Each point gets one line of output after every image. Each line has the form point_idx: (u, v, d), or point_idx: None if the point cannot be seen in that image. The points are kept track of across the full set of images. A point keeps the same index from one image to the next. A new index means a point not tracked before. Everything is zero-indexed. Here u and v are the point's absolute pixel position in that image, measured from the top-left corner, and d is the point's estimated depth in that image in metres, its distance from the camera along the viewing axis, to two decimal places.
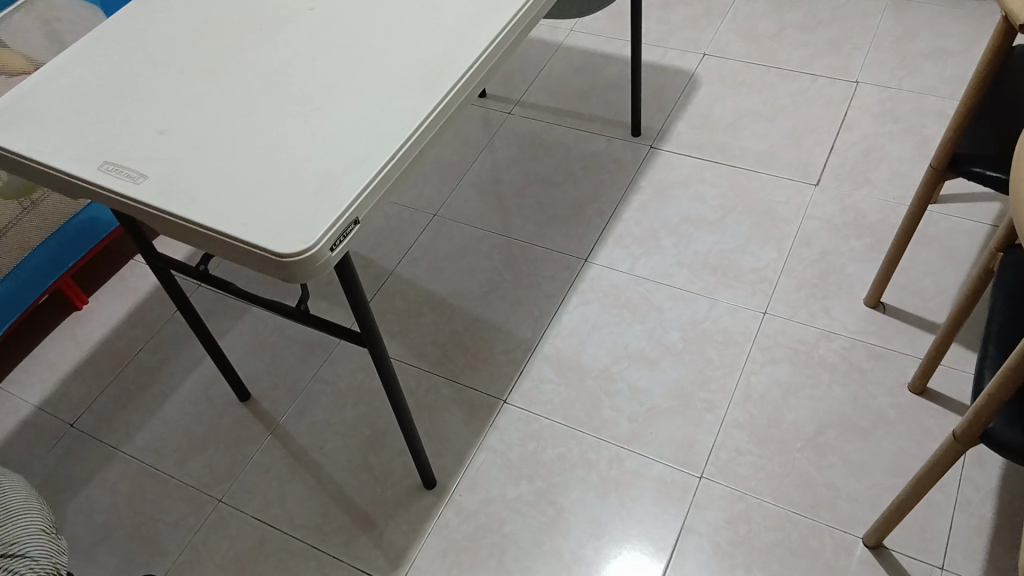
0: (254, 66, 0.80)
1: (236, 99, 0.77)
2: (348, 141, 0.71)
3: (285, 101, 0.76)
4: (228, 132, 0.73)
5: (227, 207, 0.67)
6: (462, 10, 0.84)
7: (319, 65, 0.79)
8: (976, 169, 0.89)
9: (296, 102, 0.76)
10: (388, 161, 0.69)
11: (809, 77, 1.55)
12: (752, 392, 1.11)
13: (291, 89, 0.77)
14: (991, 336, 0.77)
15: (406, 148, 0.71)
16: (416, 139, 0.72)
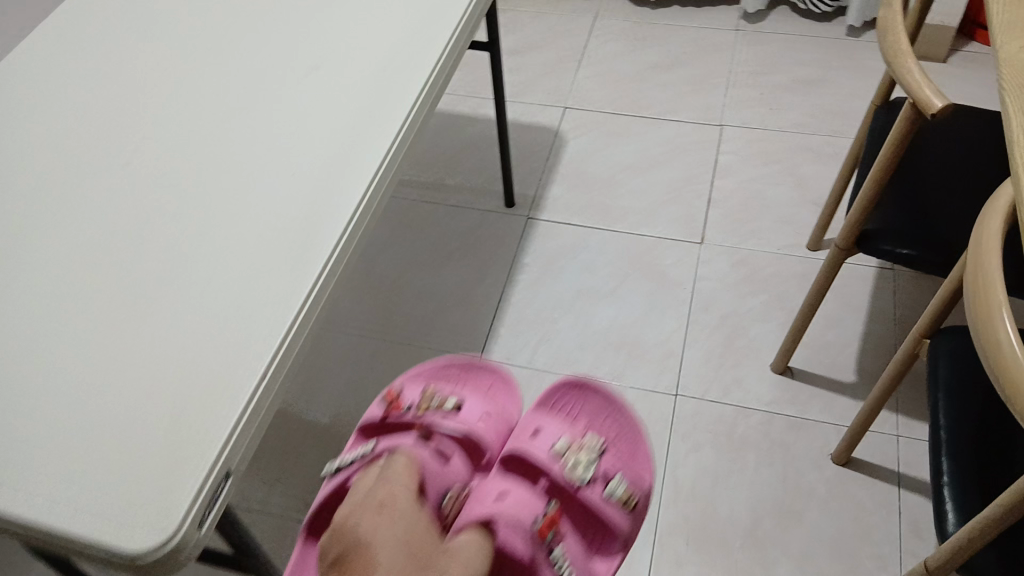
0: (72, 256, 0.65)
1: (55, 309, 0.62)
2: (205, 360, 0.58)
3: (120, 306, 0.62)
4: (50, 361, 0.59)
5: (54, 491, 0.52)
6: (323, 152, 0.71)
7: (154, 248, 0.65)
8: (886, 247, 0.85)
9: (131, 305, 0.62)
10: (259, 382, 0.57)
11: (675, 122, 1.51)
12: (680, 489, 1.04)
13: (124, 287, 0.63)
14: (941, 445, 0.71)
15: (279, 359, 0.58)
16: (291, 342, 0.60)
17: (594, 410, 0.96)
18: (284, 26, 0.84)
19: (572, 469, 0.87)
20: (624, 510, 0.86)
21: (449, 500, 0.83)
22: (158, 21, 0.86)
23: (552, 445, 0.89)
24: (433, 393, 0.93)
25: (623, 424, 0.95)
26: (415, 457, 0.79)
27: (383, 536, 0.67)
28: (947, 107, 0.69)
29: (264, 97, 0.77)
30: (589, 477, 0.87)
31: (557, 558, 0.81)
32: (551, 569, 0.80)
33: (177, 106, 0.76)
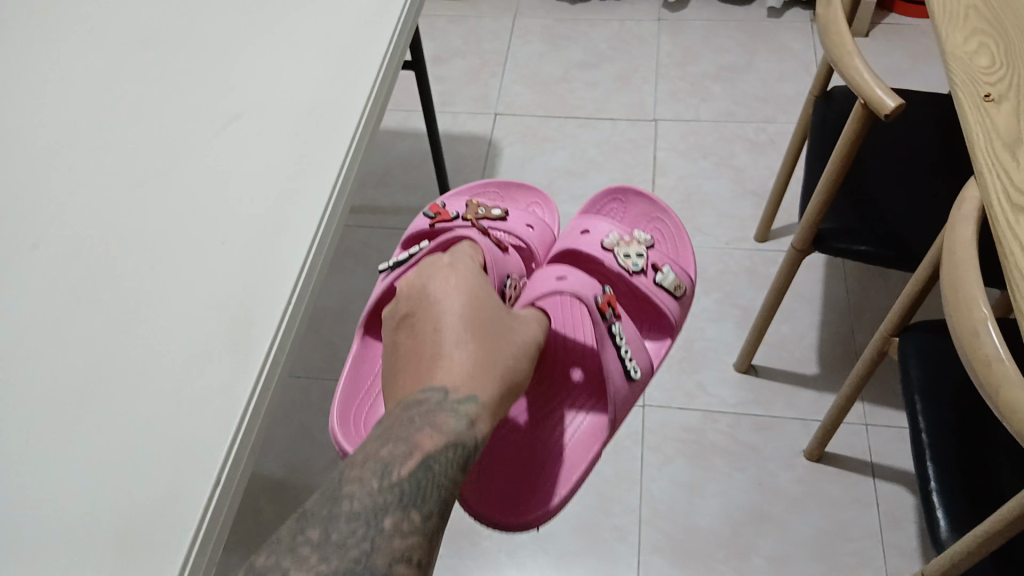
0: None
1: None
2: (145, 473, 0.51)
3: (35, 418, 0.54)
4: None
5: None
6: (253, 213, 0.65)
7: (70, 344, 0.58)
8: (845, 245, 0.84)
9: (51, 415, 0.54)
10: (213, 489, 0.51)
11: (608, 120, 1.48)
12: (657, 505, 1.02)
13: (40, 394, 0.55)
14: (924, 451, 0.70)
15: (232, 459, 0.52)
16: (244, 435, 0.53)
17: (639, 215, 1.00)
18: (193, 73, 0.76)
19: (625, 258, 0.87)
20: (675, 296, 0.88)
21: (510, 286, 0.85)
22: (48, 75, 0.78)
23: (604, 239, 0.88)
24: (477, 204, 0.93)
25: (667, 226, 0.98)
26: (475, 248, 0.82)
27: (450, 300, 0.67)
28: (899, 107, 0.67)
29: (181, 157, 0.70)
30: (641, 264, 0.87)
31: (616, 334, 0.79)
32: (612, 347, 0.78)
33: (81, 175, 0.69)
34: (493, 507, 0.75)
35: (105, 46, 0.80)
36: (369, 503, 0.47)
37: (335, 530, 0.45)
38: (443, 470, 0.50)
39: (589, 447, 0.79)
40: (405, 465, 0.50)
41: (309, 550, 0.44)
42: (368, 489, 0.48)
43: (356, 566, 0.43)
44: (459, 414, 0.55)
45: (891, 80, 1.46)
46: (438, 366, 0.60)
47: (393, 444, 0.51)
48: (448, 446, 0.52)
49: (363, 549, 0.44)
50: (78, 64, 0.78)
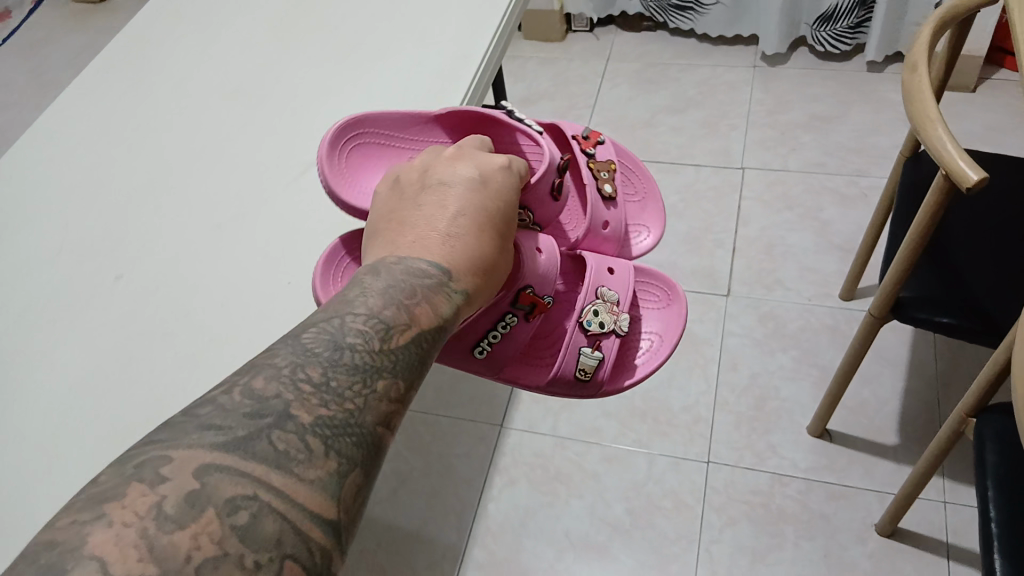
0: (58, 386, 0.62)
1: (38, 451, 0.59)
2: None
3: (105, 446, 0.58)
4: (37, 513, 0.56)
5: None
6: (320, 261, 0.68)
7: (142, 376, 0.62)
8: (924, 316, 0.80)
9: (122, 443, 0.58)
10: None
11: (693, 167, 1.47)
12: (717, 567, 0.99)
13: (112, 421, 0.60)
14: (993, 545, 0.65)
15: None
16: None
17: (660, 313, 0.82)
18: (279, 123, 0.81)
19: (588, 310, 0.72)
20: (576, 374, 0.72)
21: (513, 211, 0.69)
22: (150, 120, 0.84)
23: (604, 287, 0.74)
24: (614, 168, 0.78)
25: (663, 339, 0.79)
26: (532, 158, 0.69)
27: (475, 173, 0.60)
28: (983, 179, 0.64)
29: (258, 203, 0.74)
30: (591, 328, 0.72)
31: (506, 322, 0.68)
32: (490, 320, 0.68)
33: (169, 216, 0.74)
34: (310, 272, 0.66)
35: (204, 94, 0.86)
36: (372, 354, 0.42)
37: (336, 375, 0.39)
38: (436, 348, 0.46)
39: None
40: (408, 328, 0.45)
41: (310, 389, 0.38)
42: (371, 342, 0.42)
43: (354, 414, 0.38)
44: (457, 296, 0.50)
45: (996, 138, 1.39)
46: (441, 243, 0.53)
47: (391, 301, 0.45)
48: (443, 316, 0.48)
49: (364, 399, 0.39)
50: (178, 110, 0.85)
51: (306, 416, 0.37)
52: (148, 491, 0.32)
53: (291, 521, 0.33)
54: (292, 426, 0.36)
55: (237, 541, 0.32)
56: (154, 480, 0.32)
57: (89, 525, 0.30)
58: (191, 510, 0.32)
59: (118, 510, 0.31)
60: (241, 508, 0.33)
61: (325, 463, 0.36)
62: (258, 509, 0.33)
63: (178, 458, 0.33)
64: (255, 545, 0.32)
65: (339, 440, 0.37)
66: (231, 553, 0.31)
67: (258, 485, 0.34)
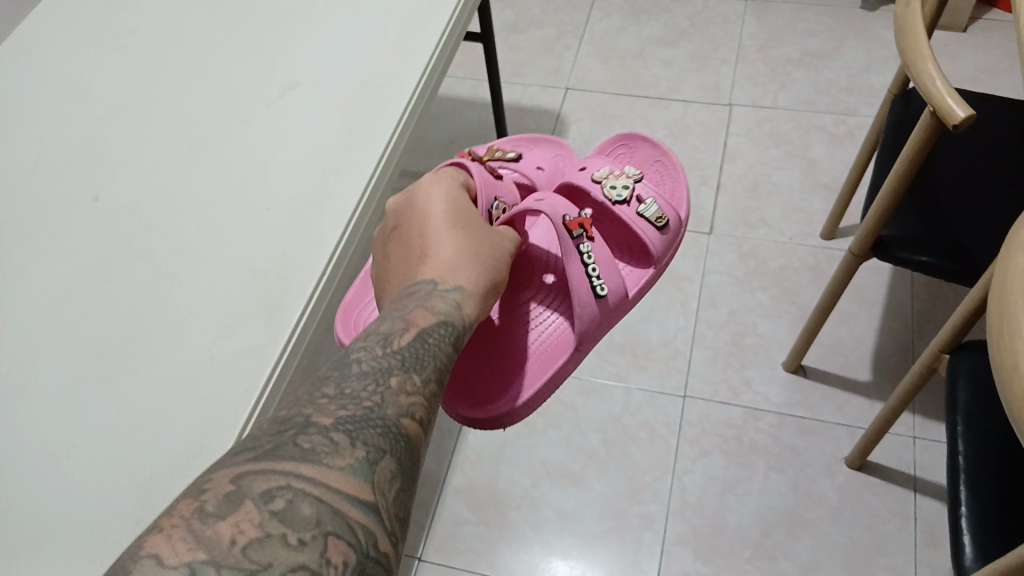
0: (32, 305, 0.62)
1: (11, 368, 0.58)
2: (170, 425, 0.54)
3: (80, 365, 0.58)
4: (6, 426, 0.55)
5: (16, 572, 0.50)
6: (301, 185, 0.67)
7: (119, 296, 0.61)
8: (904, 255, 0.80)
9: (98, 361, 0.58)
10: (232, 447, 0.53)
11: (681, 102, 1.45)
12: (688, 497, 1.01)
13: (88, 340, 0.59)
14: (959, 476, 0.67)
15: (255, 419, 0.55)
16: (269, 396, 0.56)
17: (644, 159, 0.97)
18: (258, 42, 0.79)
19: (609, 189, 0.86)
20: (659, 228, 0.85)
21: (497, 209, 0.82)
22: (125, 35, 0.81)
23: (593, 174, 0.88)
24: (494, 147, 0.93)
25: (667, 167, 0.94)
26: (461, 172, 0.83)
27: (432, 207, 0.73)
28: (970, 117, 0.63)
29: (236, 124, 0.72)
30: (625, 194, 0.85)
31: (585, 252, 0.78)
32: (578, 262, 0.78)
33: (145, 135, 0.72)
34: (454, 401, 0.78)
35: (181, 11, 0.83)
36: (374, 365, 0.51)
37: (348, 385, 0.49)
38: (439, 349, 0.55)
39: (557, 356, 0.80)
40: (403, 336, 0.55)
41: (326, 401, 0.47)
42: (372, 355, 0.52)
43: (371, 413, 0.46)
44: (446, 301, 0.61)
45: (987, 79, 1.38)
46: (425, 270, 0.66)
47: (395, 326, 0.56)
48: (442, 325, 0.58)
49: (377, 401, 0.48)
50: (151, 28, 0.82)
51: (325, 420, 0.45)
52: (193, 499, 0.38)
53: (326, 501, 0.40)
54: (314, 429, 0.44)
55: (277, 522, 0.38)
56: (197, 492, 0.39)
57: (146, 533, 0.36)
58: (232, 504, 0.38)
59: (171, 516, 0.37)
60: (277, 496, 0.39)
61: (350, 452, 0.43)
62: (294, 495, 0.39)
63: (221, 473, 0.40)
64: (295, 524, 0.38)
65: (360, 435, 0.44)
66: (274, 533, 0.37)
67: (291, 477, 0.40)
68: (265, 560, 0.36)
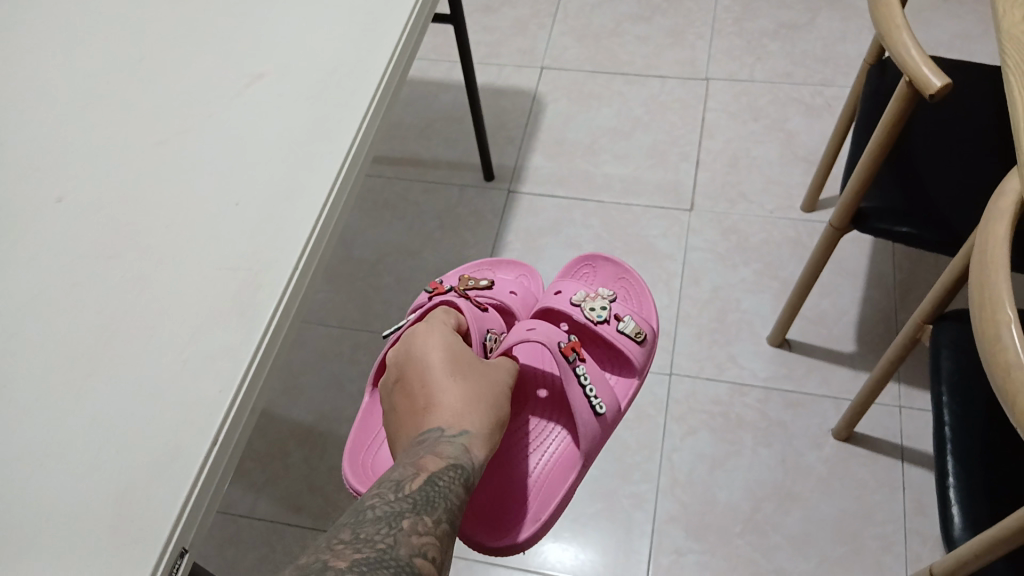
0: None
1: None
2: (144, 429, 0.53)
3: (54, 369, 0.56)
4: None
5: None
6: (270, 178, 0.65)
7: (89, 298, 0.60)
8: (884, 226, 0.80)
9: (70, 365, 0.56)
10: (210, 451, 0.52)
11: (658, 78, 1.44)
12: (677, 475, 1.01)
13: (60, 345, 0.58)
14: (946, 446, 0.67)
15: (230, 423, 0.54)
16: (243, 400, 0.55)
17: (609, 275, 1.01)
18: (224, 32, 0.77)
19: (589, 310, 0.90)
20: (639, 342, 0.89)
21: (490, 339, 0.85)
22: (84, 29, 0.79)
23: (572, 296, 0.91)
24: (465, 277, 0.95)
25: (632, 283, 0.99)
26: (451, 309, 0.85)
27: (431, 353, 0.74)
28: (947, 86, 0.62)
29: (201, 118, 0.70)
30: (605, 315, 0.90)
31: (581, 373, 0.81)
32: (576, 384, 0.81)
33: (110, 132, 0.70)
34: (471, 531, 0.77)
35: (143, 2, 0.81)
36: (388, 509, 0.53)
37: (363, 530, 0.51)
38: (446, 488, 0.57)
39: (565, 477, 0.81)
40: (414, 480, 0.57)
41: (343, 546, 0.49)
42: (385, 500, 0.54)
43: (384, 555, 0.49)
44: (455, 446, 0.62)
45: (962, 46, 1.37)
46: (433, 418, 0.67)
47: (404, 470, 0.58)
48: (451, 467, 0.59)
49: (389, 544, 0.50)
50: (113, 21, 0.79)
51: (341, 564, 0.47)
52: None
53: None
54: (331, 573, 0.46)
55: None
56: None
57: None
58: None
59: None
60: None
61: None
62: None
63: None
64: None
65: (373, 575, 0.46)
66: None
67: None
68: None
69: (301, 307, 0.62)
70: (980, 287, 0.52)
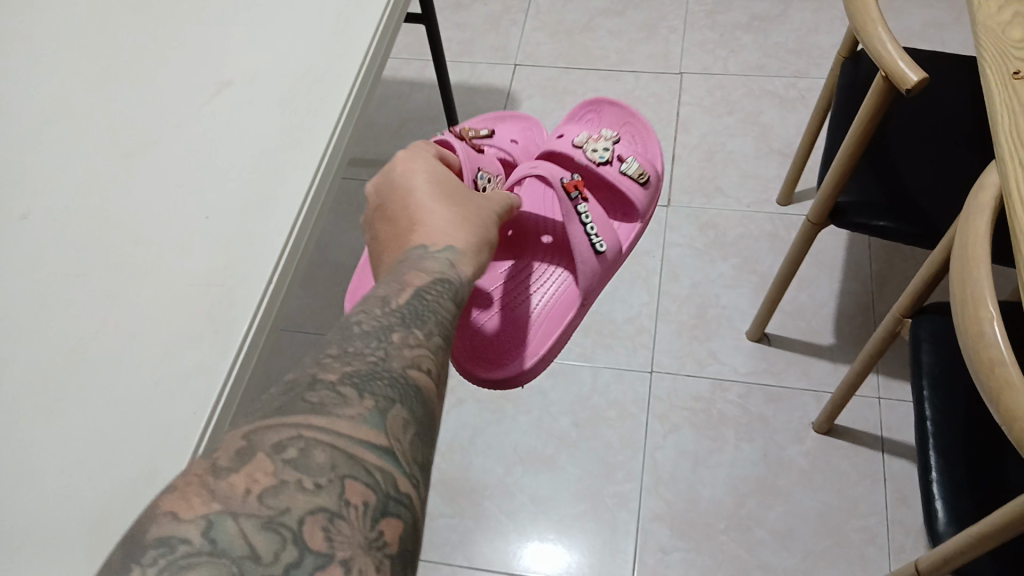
0: None
1: None
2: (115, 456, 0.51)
3: (18, 394, 0.54)
4: None
5: None
6: (241, 190, 0.64)
7: (54, 320, 0.58)
8: (861, 220, 0.80)
9: (33, 390, 0.55)
10: None
11: (632, 73, 1.43)
12: (661, 473, 1.01)
13: (23, 370, 0.56)
14: (928, 442, 0.67)
15: (207, 442, 0.53)
16: (217, 423, 0.53)
17: (614, 119, 1.00)
18: (190, 39, 0.75)
19: (592, 152, 0.92)
20: (640, 184, 0.92)
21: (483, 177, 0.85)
22: (42, 38, 0.77)
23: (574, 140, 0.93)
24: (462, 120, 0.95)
25: (638, 127, 0.99)
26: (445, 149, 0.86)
27: (413, 185, 0.72)
28: (923, 81, 0.62)
29: (167, 128, 0.69)
30: (607, 156, 0.92)
31: (582, 212, 0.83)
32: (578, 221, 0.82)
33: (72, 145, 0.68)
34: (474, 365, 0.82)
35: (106, 10, 0.79)
36: (377, 325, 0.50)
37: (352, 344, 0.48)
38: (434, 307, 0.54)
39: (565, 314, 0.84)
40: (400, 299, 0.54)
41: (332, 358, 0.46)
42: (373, 316, 0.51)
43: (376, 368, 0.46)
44: (441, 262, 0.62)
45: (933, 35, 1.38)
46: (418, 238, 0.65)
47: (393, 290, 0.55)
48: (435, 287, 0.57)
49: (380, 358, 0.47)
50: (76, 29, 0.77)
51: (332, 377, 0.44)
52: (209, 456, 0.38)
53: (341, 448, 0.39)
54: (322, 385, 0.43)
55: (292, 470, 0.38)
56: (212, 451, 0.39)
57: (167, 491, 0.36)
58: (246, 457, 0.38)
59: (191, 474, 0.37)
60: (290, 445, 0.39)
61: (360, 401, 0.43)
62: (307, 442, 0.39)
63: (231, 432, 0.40)
64: (311, 470, 0.38)
65: (366, 390, 0.44)
66: (289, 479, 0.37)
67: (303, 426, 0.40)
68: (282, 506, 0.36)
69: (276, 321, 0.60)
70: (962, 288, 0.52)
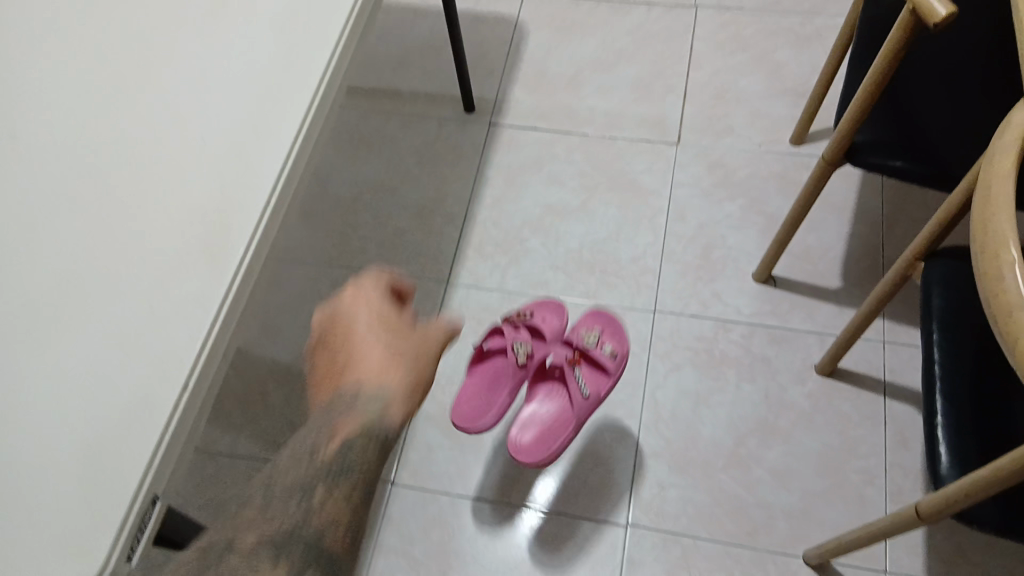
0: None
1: None
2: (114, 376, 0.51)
3: (13, 311, 0.53)
4: None
5: None
6: (235, 112, 0.62)
7: (47, 238, 0.56)
8: (875, 160, 0.78)
9: (29, 308, 0.53)
10: (181, 395, 0.50)
11: (644, 7, 1.39)
12: (661, 411, 1.02)
13: (17, 288, 0.54)
14: (933, 385, 0.67)
15: (202, 366, 0.52)
16: (212, 346, 0.53)
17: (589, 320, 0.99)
18: None
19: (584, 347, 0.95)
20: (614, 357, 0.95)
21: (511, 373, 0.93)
22: None
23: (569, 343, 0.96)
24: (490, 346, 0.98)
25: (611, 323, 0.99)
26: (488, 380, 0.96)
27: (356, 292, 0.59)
28: (951, 14, 0.60)
29: (161, 45, 0.66)
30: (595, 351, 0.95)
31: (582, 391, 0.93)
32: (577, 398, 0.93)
33: (64, 59, 0.66)
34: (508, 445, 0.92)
35: None
36: (301, 473, 0.48)
37: (273, 501, 0.47)
38: (374, 439, 0.50)
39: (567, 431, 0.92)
40: (331, 439, 0.49)
41: (249, 519, 0.46)
42: (297, 461, 0.48)
43: (291, 532, 0.45)
44: (370, 410, 0.51)
45: None
46: (343, 383, 0.53)
47: (323, 420, 0.51)
48: (373, 414, 0.51)
49: (295, 520, 0.46)
50: None
51: (245, 545, 0.44)
52: None
53: None
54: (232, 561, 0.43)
55: None
56: None
57: None
58: None
59: None
60: None
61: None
62: None
63: None
64: None
65: (274, 558, 0.44)
66: None
67: None
68: None
69: (274, 247, 0.59)
70: (983, 231, 0.50)
